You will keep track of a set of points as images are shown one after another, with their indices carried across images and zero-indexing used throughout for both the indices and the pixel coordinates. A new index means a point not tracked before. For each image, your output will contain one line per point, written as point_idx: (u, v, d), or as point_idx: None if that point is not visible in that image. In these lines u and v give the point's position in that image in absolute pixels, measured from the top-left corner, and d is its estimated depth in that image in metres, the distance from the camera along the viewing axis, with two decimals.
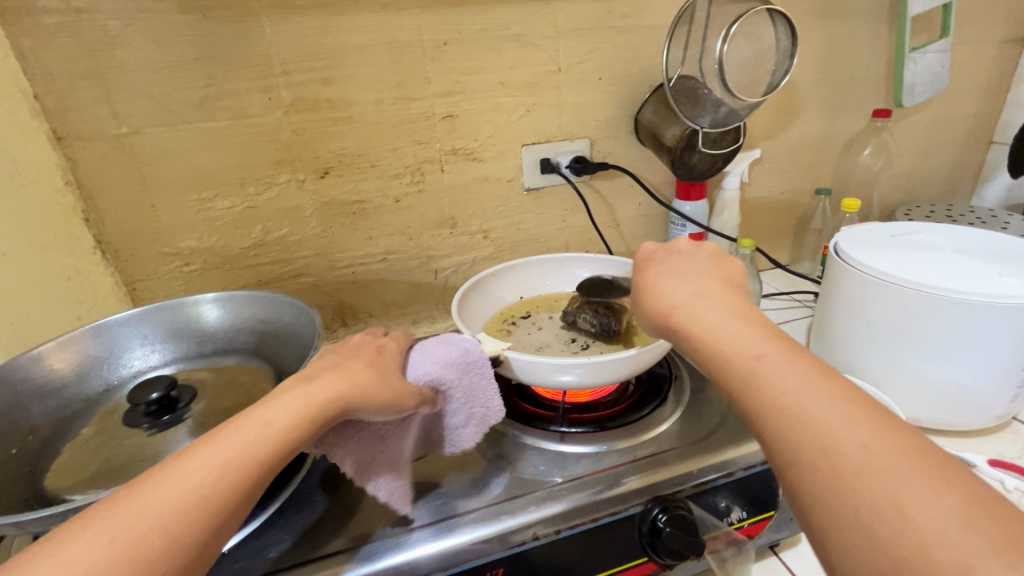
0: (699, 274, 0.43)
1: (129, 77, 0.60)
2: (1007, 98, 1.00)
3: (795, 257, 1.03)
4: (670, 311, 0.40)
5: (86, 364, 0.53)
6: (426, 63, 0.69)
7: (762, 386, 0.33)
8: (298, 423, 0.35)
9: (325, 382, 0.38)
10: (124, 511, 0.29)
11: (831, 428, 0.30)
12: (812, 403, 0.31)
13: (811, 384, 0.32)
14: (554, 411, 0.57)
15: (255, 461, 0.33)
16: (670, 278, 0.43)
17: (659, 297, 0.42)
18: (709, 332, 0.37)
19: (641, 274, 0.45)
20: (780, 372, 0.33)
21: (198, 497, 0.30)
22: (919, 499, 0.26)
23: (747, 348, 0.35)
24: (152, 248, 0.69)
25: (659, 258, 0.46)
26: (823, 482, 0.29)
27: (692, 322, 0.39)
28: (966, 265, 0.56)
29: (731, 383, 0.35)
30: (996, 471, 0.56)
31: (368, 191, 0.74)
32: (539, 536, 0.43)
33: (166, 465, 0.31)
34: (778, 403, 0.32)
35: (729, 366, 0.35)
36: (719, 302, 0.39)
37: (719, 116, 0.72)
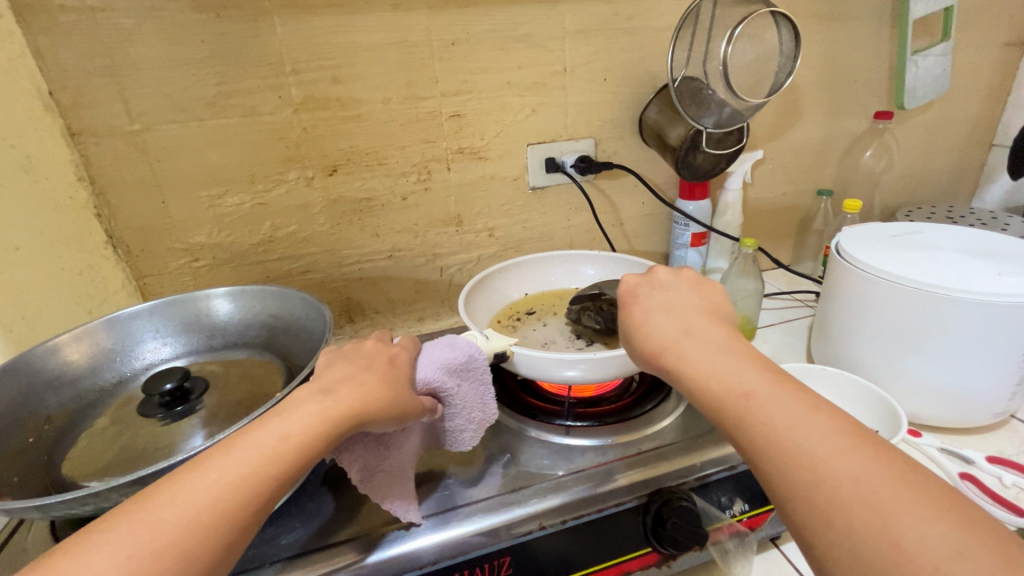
0: (687, 308, 0.42)
1: (143, 75, 0.61)
2: (1008, 101, 1.01)
3: (796, 257, 1.04)
4: (661, 351, 0.40)
5: (100, 356, 0.54)
6: (434, 63, 0.70)
7: (755, 425, 0.33)
8: (313, 438, 0.35)
9: (341, 393, 0.38)
10: (144, 525, 0.29)
11: (825, 461, 0.30)
12: (805, 437, 0.31)
13: (804, 417, 0.32)
14: (560, 405, 0.58)
15: (270, 477, 0.33)
16: (657, 315, 0.42)
17: (648, 335, 0.41)
18: (700, 374, 0.37)
19: (625, 308, 0.44)
20: (771, 408, 0.33)
21: (214, 514, 0.30)
22: (914, 529, 0.27)
23: (737, 387, 0.35)
24: (163, 243, 0.70)
25: (645, 289, 0.44)
26: (823, 516, 0.29)
27: (683, 364, 0.38)
28: (966, 265, 0.57)
29: (725, 421, 0.35)
30: (993, 468, 0.57)
31: (376, 189, 0.75)
32: (546, 526, 0.44)
33: (184, 478, 0.32)
34: (773, 441, 0.32)
35: (722, 405, 0.35)
36: (709, 339, 0.39)
37: (723, 117, 0.73)
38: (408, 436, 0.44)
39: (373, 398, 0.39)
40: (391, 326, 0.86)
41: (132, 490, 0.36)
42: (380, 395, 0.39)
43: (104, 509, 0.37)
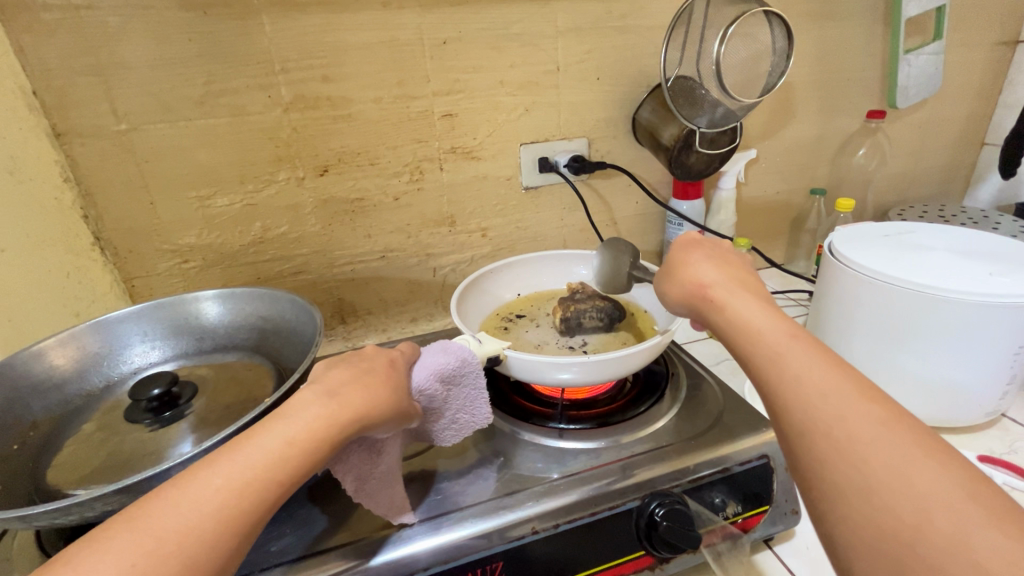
0: (734, 267, 0.45)
1: (130, 74, 0.60)
2: (1000, 100, 1.01)
3: (790, 256, 1.04)
4: (707, 292, 0.43)
5: (87, 360, 0.53)
6: (426, 62, 0.70)
7: (785, 364, 0.35)
8: (319, 442, 0.34)
9: (345, 397, 0.37)
10: (147, 532, 0.29)
11: (850, 407, 0.32)
12: (831, 382, 0.33)
13: (831, 367, 0.34)
14: (553, 408, 0.58)
15: (276, 483, 0.32)
16: (707, 264, 0.45)
17: (696, 280, 0.44)
18: (740, 313, 0.40)
19: (679, 258, 0.47)
20: (804, 352, 0.35)
21: (219, 521, 0.30)
22: (925, 471, 0.28)
23: (774, 328, 0.37)
24: (151, 244, 0.69)
25: (701, 244, 0.48)
26: (839, 451, 0.30)
27: (728, 304, 0.41)
28: (958, 264, 0.57)
29: (758, 357, 0.37)
30: (985, 467, 0.57)
31: (368, 189, 0.74)
32: (539, 530, 0.43)
33: (187, 484, 0.31)
34: (800, 381, 0.34)
35: (758, 342, 0.37)
36: (752, 290, 0.42)
37: (716, 116, 0.73)
38: (396, 440, 0.43)
39: (377, 403, 0.38)
40: (384, 327, 0.85)
41: (117, 498, 0.36)
42: (381, 398, 0.39)
43: (89, 518, 0.37)
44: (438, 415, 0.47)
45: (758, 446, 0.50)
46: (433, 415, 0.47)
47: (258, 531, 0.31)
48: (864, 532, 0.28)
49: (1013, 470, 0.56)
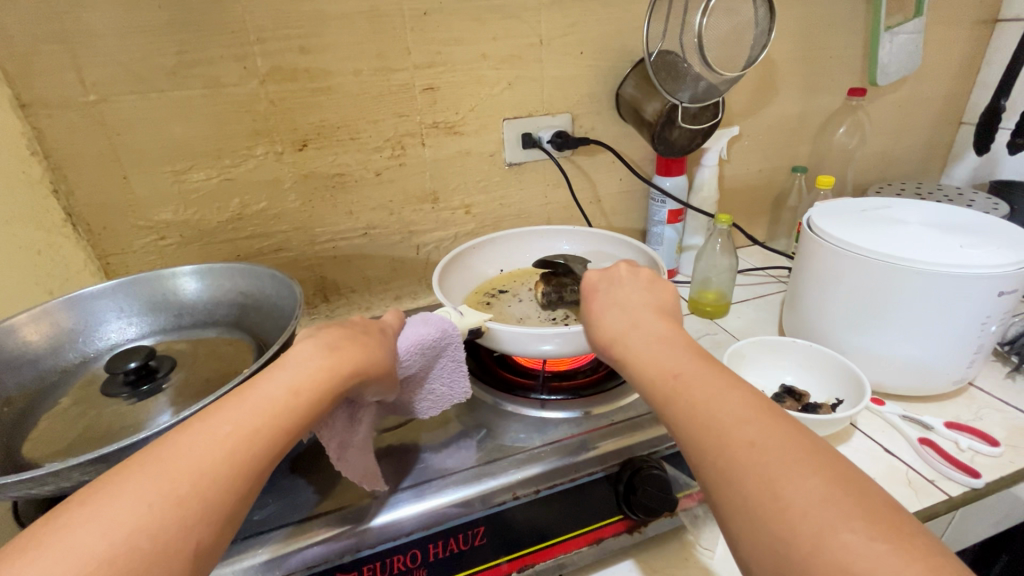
0: (632, 299, 0.43)
1: (97, 42, 0.58)
2: (978, 79, 1.02)
3: (771, 234, 1.05)
4: (611, 343, 0.41)
5: (61, 336, 0.52)
6: (406, 34, 0.68)
7: (676, 400, 0.35)
8: (323, 392, 0.35)
9: (344, 351, 0.38)
10: (161, 475, 0.28)
11: (728, 425, 0.31)
12: (716, 408, 0.33)
13: (719, 392, 0.34)
14: (535, 379, 0.59)
15: (285, 429, 0.33)
16: (610, 307, 0.43)
17: (599, 327, 0.43)
18: (638, 358, 0.38)
19: (585, 302, 0.45)
20: (697, 380, 0.35)
21: (232, 465, 0.30)
22: (796, 484, 0.28)
23: (665, 367, 0.36)
24: (126, 220, 0.67)
25: (600, 285, 0.45)
26: (724, 477, 0.30)
27: (629, 352, 0.39)
28: (930, 237, 0.58)
29: (655, 399, 0.36)
30: (951, 433, 0.59)
31: (348, 164, 0.73)
32: (519, 496, 0.44)
33: (195, 431, 0.31)
34: (691, 414, 0.33)
35: (652, 387, 0.36)
36: (650, 327, 0.40)
37: (699, 91, 0.72)
38: (372, 411, 0.44)
39: (372, 360, 0.39)
40: (368, 305, 0.85)
41: (94, 468, 0.35)
42: (375, 357, 0.40)
43: (67, 488, 0.37)
44: (417, 386, 0.48)
45: None
46: (412, 386, 0.47)
47: (269, 476, 0.32)
48: (758, 554, 0.28)
49: (978, 436, 0.58)
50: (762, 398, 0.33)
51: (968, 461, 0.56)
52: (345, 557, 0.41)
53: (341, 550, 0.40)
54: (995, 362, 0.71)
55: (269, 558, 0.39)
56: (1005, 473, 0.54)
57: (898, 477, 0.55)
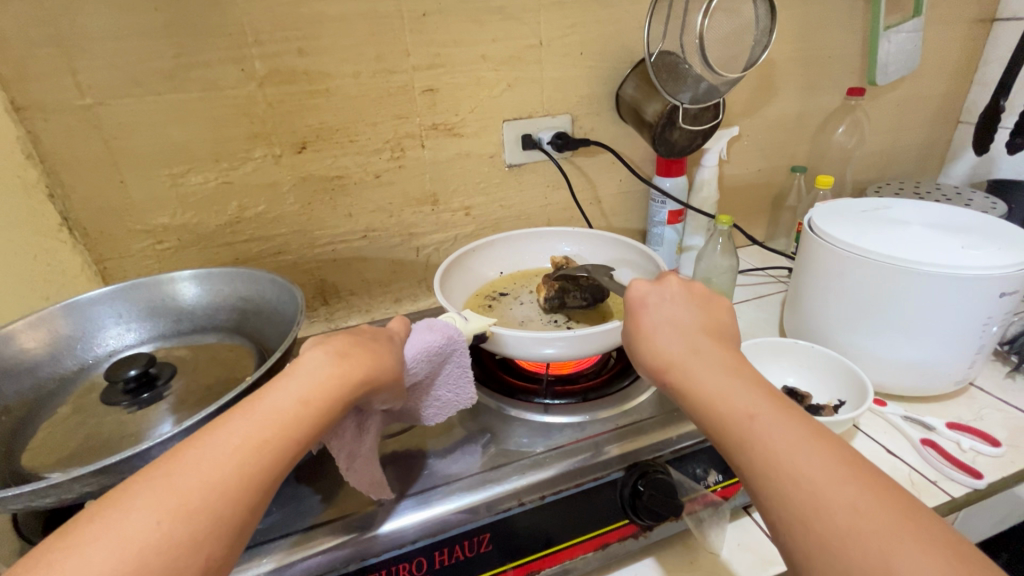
0: (691, 325, 0.41)
1: (92, 45, 0.57)
2: (976, 78, 1.03)
3: (771, 233, 1.05)
4: (667, 369, 0.39)
5: (59, 343, 0.52)
6: (405, 35, 0.68)
7: (756, 445, 0.33)
8: (333, 401, 0.35)
9: (353, 358, 0.37)
10: (169, 488, 0.28)
11: (819, 483, 0.31)
12: (804, 460, 0.32)
13: (802, 439, 0.33)
14: (538, 383, 0.58)
15: (294, 440, 0.32)
16: (665, 329, 0.41)
17: (654, 352, 0.40)
18: (704, 393, 0.37)
19: (635, 322, 0.43)
20: (777, 425, 0.33)
21: (241, 477, 0.30)
22: (903, 553, 0.27)
23: (736, 403, 0.35)
24: (123, 225, 0.67)
25: (652, 301, 0.43)
26: (820, 540, 0.29)
27: (691, 382, 0.38)
28: (932, 238, 0.58)
29: (726, 439, 0.35)
30: (953, 433, 0.59)
31: (348, 166, 0.73)
32: (525, 503, 0.44)
33: (204, 443, 0.30)
34: (775, 463, 0.32)
35: (723, 425, 0.35)
36: (714, 357, 0.38)
37: (699, 91, 0.72)
38: (378, 418, 0.43)
39: (381, 366, 0.39)
40: (367, 308, 0.84)
41: (95, 479, 0.35)
42: (384, 363, 0.39)
43: (67, 499, 0.36)
44: (424, 392, 0.47)
45: None
46: (419, 392, 0.47)
47: (279, 487, 0.32)
48: None
49: (979, 436, 0.58)
50: (847, 446, 0.33)
51: (970, 461, 0.56)
52: (349, 566, 0.40)
53: (346, 558, 0.40)
54: (994, 361, 0.71)
55: (274, 567, 0.39)
56: (1008, 473, 0.54)
57: (901, 477, 0.55)
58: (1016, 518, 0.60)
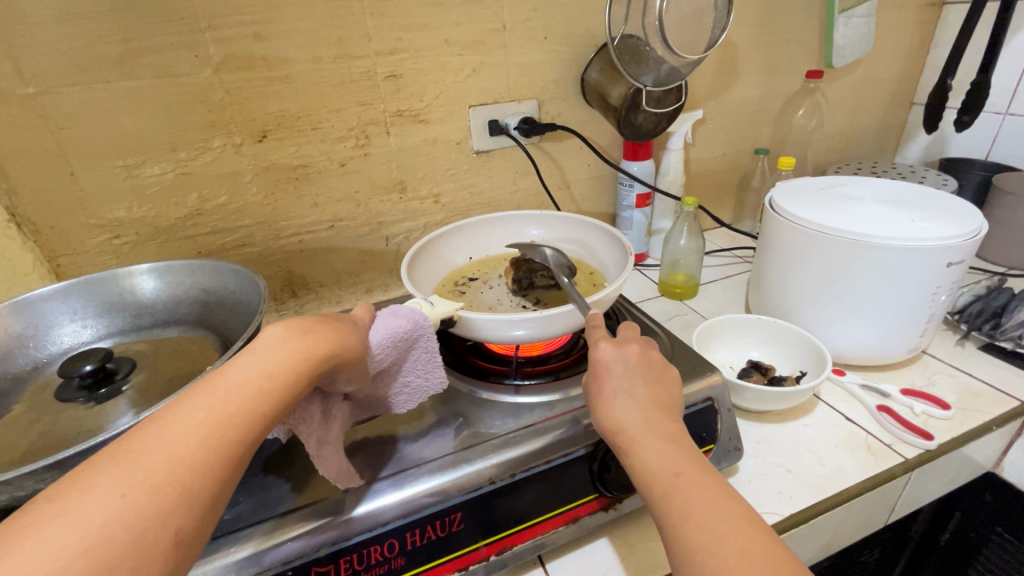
0: (643, 389, 0.41)
1: (34, 30, 0.55)
2: (927, 60, 1.06)
3: (737, 215, 1.08)
4: (618, 433, 0.39)
5: (10, 341, 0.49)
6: (366, 19, 0.66)
7: (676, 503, 0.34)
8: (298, 376, 0.34)
9: (317, 334, 0.37)
10: (132, 465, 0.28)
11: (722, 553, 0.31)
12: (716, 523, 0.32)
13: (718, 503, 0.33)
14: (508, 365, 0.59)
15: (260, 413, 0.32)
16: (622, 393, 0.41)
17: (609, 414, 0.40)
18: (642, 455, 0.37)
19: (595, 382, 0.43)
20: (699, 490, 0.34)
21: (208, 451, 0.29)
22: None
23: (669, 465, 0.36)
24: (77, 219, 0.64)
25: (615, 367, 0.42)
26: None
27: (637, 447, 0.38)
28: (883, 212, 0.61)
29: (653, 499, 0.36)
30: (907, 399, 0.62)
31: (311, 155, 0.71)
32: (495, 480, 0.44)
33: (164, 421, 0.30)
34: (689, 526, 0.33)
35: (651, 479, 0.36)
36: (658, 425, 0.39)
37: (662, 74, 0.73)
38: (343, 406, 0.44)
39: (345, 343, 0.39)
40: (337, 299, 0.83)
41: (50, 474, 0.34)
42: (348, 340, 0.39)
43: (21, 497, 0.35)
44: (392, 378, 0.47)
45: (704, 390, 0.52)
46: (387, 378, 0.47)
47: (249, 462, 0.31)
48: None
49: (931, 400, 0.61)
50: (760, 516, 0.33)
51: (922, 424, 0.59)
52: (322, 551, 0.40)
53: (318, 544, 0.40)
54: (946, 331, 0.75)
55: (248, 554, 0.39)
56: (957, 435, 0.57)
57: (859, 442, 0.57)
58: (966, 476, 0.63)
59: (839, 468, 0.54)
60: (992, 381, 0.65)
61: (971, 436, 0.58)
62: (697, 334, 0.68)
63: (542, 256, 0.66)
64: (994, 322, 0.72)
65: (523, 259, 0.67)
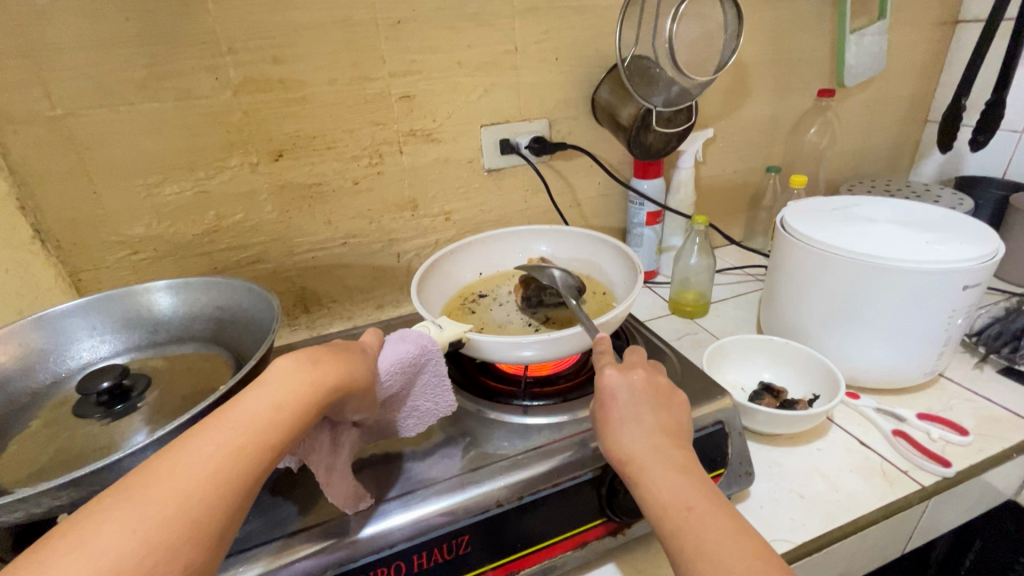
0: (651, 417, 0.41)
1: (63, 55, 0.57)
2: (941, 78, 1.06)
3: (749, 233, 1.07)
4: (627, 463, 0.39)
5: (31, 356, 0.51)
6: (380, 42, 0.68)
7: (688, 538, 0.34)
8: (305, 407, 0.35)
9: (326, 365, 0.37)
10: (143, 499, 0.28)
11: None
12: (729, 557, 0.32)
13: (731, 537, 0.33)
14: (517, 385, 0.59)
15: (268, 445, 0.32)
16: (631, 421, 0.41)
17: (617, 443, 0.40)
18: (652, 487, 0.37)
19: (602, 410, 0.42)
20: (711, 523, 0.34)
21: (216, 485, 0.30)
22: None
23: (679, 497, 0.36)
24: (98, 236, 0.66)
25: (622, 394, 0.42)
26: None
27: (647, 478, 0.37)
28: (898, 235, 0.60)
29: (665, 533, 0.35)
30: (923, 424, 0.60)
31: (325, 173, 0.73)
32: (503, 503, 0.44)
33: (176, 455, 0.30)
34: (702, 561, 0.33)
35: (662, 513, 0.36)
36: (667, 454, 0.38)
37: (672, 95, 0.74)
38: (351, 432, 0.44)
39: (353, 373, 0.39)
40: (349, 315, 0.84)
41: (66, 492, 0.35)
42: (356, 370, 0.40)
43: (38, 514, 0.35)
44: (400, 403, 0.47)
45: (715, 413, 0.51)
46: (395, 404, 0.47)
47: (256, 495, 0.32)
48: None
49: (949, 425, 0.60)
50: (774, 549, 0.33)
51: (940, 450, 0.57)
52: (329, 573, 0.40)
53: (325, 564, 0.40)
54: (963, 353, 0.73)
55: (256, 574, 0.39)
56: (975, 461, 0.56)
57: (874, 467, 0.56)
58: (986, 504, 0.62)
59: (853, 494, 0.53)
60: (1011, 406, 0.64)
61: (989, 463, 0.57)
62: (708, 355, 0.67)
63: (550, 277, 0.66)
64: (1013, 345, 0.70)
65: (531, 278, 0.67)
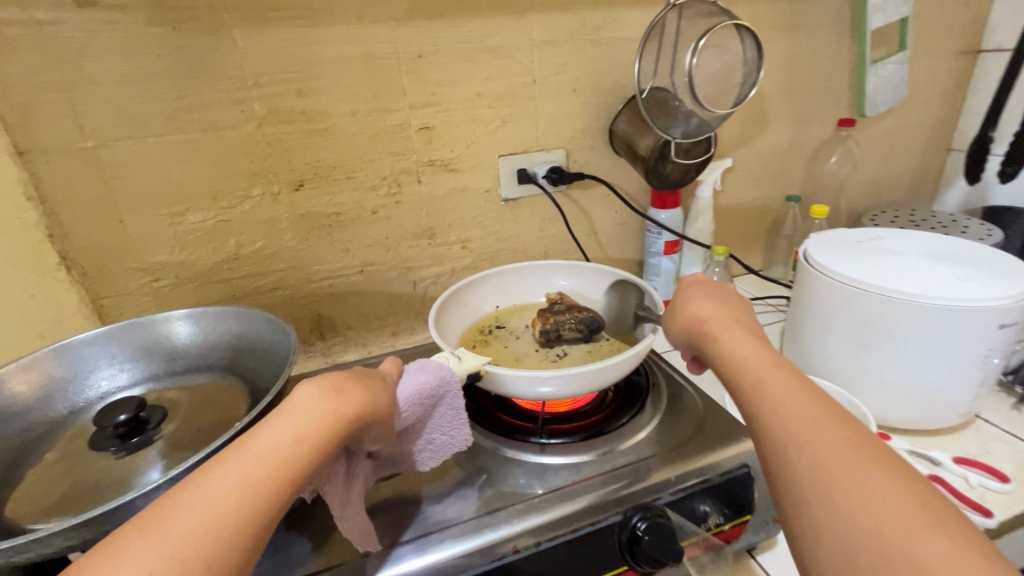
0: (728, 304, 0.48)
1: (96, 89, 0.59)
2: (964, 107, 1.04)
3: (768, 261, 1.06)
4: (702, 325, 0.47)
5: (51, 386, 0.51)
6: (401, 75, 0.69)
7: (763, 388, 0.39)
8: (325, 438, 0.34)
9: (347, 395, 0.37)
10: (161, 536, 0.28)
11: (809, 425, 0.35)
12: (802, 404, 0.37)
13: (803, 390, 0.38)
14: (534, 422, 0.57)
15: (287, 479, 0.32)
16: (708, 302, 0.48)
17: (694, 312, 0.48)
18: (728, 346, 0.44)
19: (684, 295, 0.51)
20: (783, 380, 0.39)
21: (236, 518, 0.29)
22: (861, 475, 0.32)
23: (756, 356, 0.42)
24: (122, 263, 0.67)
25: (706, 285, 0.51)
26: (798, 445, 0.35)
27: (720, 337, 0.45)
28: (926, 269, 0.58)
29: (738, 382, 0.41)
30: (960, 468, 0.58)
31: (345, 203, 0.73)
32: (521, 549, 0.43)
33: (194, 488, 0.30)
34: (776, 404, 0.38)
35: (738, 367, 0.42)
36: (744, 329, 0.45)
37: (690, 127, 0.74)
38: (365, 463, 0.43)
39: (373, 405, 0.39)
40: (363, 342, 0.84)
41: (78, 532, 0.34)
42: (375, 402, 0.39)
43: (49, 555, 0.35)
44: (415, 437, 0.46)
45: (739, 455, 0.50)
46: (410, 437, 0.46)
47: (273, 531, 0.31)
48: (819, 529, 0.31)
49: (987, 471, 0.57)
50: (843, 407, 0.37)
51: (979, 498, 0.55)
52: None
53: None
54: (999, 392, 0.70)
55: None
56: (1018, 512, 0.53)
57: None
58: None
59: None
60: None
61: None
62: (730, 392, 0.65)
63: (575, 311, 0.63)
64: None
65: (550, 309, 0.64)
